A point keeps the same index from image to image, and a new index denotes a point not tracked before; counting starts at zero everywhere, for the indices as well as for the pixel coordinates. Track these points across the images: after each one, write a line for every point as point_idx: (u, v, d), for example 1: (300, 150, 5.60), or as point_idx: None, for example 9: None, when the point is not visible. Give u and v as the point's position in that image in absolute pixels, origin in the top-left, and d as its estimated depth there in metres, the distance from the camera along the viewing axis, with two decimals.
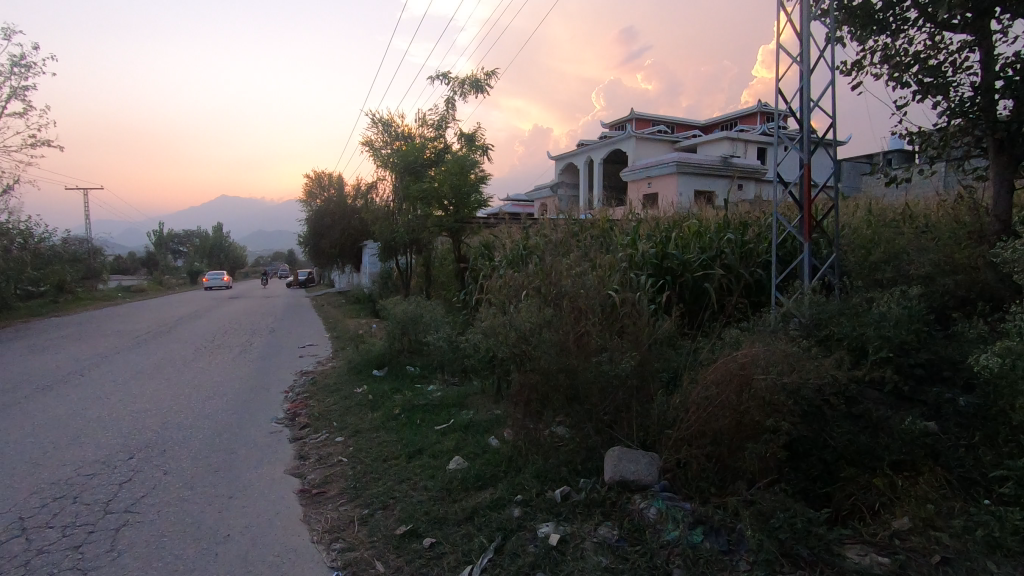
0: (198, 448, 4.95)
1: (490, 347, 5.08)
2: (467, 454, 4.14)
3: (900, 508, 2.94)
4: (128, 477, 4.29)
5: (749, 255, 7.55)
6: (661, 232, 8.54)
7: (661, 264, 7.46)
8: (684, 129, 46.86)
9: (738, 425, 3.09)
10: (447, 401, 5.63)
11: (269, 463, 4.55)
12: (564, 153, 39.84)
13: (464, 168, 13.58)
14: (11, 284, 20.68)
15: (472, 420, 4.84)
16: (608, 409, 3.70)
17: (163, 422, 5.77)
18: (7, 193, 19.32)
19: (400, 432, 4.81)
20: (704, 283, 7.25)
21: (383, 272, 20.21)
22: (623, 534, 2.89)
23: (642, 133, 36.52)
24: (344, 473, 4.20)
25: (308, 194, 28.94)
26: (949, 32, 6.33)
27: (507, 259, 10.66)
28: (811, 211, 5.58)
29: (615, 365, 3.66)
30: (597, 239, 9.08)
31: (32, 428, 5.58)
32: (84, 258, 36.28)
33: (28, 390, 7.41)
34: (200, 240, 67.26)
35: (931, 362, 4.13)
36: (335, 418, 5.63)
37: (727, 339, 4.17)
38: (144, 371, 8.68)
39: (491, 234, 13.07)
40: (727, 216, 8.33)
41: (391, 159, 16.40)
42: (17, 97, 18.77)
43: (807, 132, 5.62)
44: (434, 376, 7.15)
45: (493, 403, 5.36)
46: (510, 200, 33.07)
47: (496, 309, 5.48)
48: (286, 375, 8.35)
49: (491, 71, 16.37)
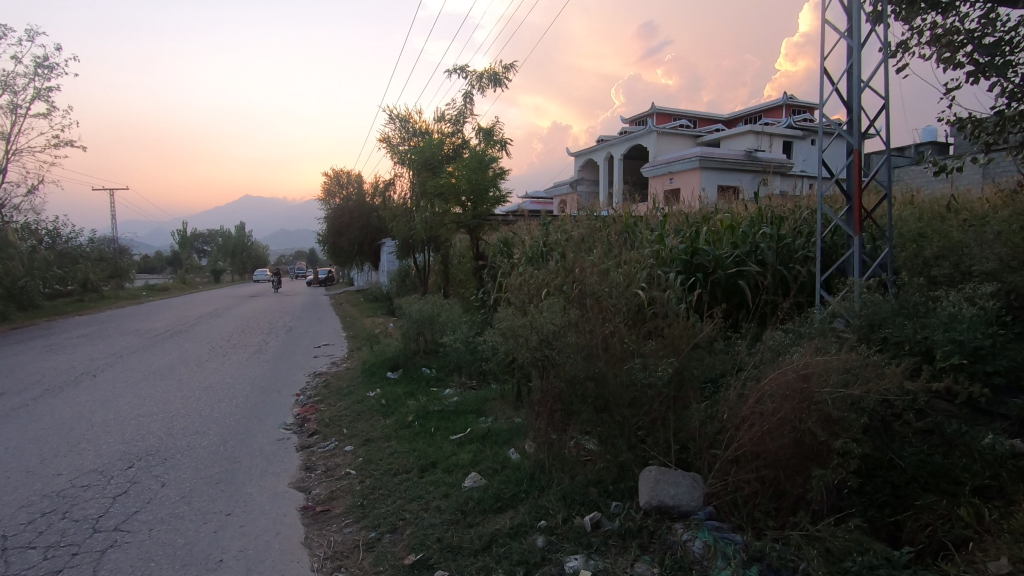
0: (201, 457, 4.67)
1: (510, 349, 4.70)
2: (485, 468, 3.78)
3: (992, 547, 2.50)
4: (123, 489, 4.03)
5: (787, 251, 7.05)
6: (690, 226, 8.07)
7: (691, 261, 7.02)
8: (707, 123, 45.91)
9: (800, 447, 2.65)
10: (464, 407, 5.27)
11: (272, 475, 4.25)
12: (584, 149, 39.31)
13: (482, 164, 13.27)
14: (37, 283, 21.05)
15: (490, 429, 4.48)
16: (642, 421, 3.30)
17: (168, 428, 5.53)
18: (32, 193, 19.70)
19: (412, 442, 4.47)
20: (738, 280, 6.78)
21: (401, 270, 19.99)
22: (665, 573, 2.49)
23: (663, 128, 35.82)
24: (352, 488, 3.86)
25: (326, 192, 28.92)
26: (1010, 6, 5.76)
27: (527, 256, 10.27)
28: (862, 202, 5.09)
29: (650, 373, 3.25)
30: (621, 234, 8.65)
31: (34, 433, 5.38)
32: (111, 257, 37.06)
33: (37, 392, 7.26)
34: (222, 239, 68.30)
35: (1009, 369, 3.63)
36: (346, 424, 5.31)
37: (776, 343, 3.73)
38: (156, 372, 8.51)
39: (510, 230, 12.71)
40: (762, 210, 7.83)
41: (408, 156, 16.17)
42: (40, 98, 19.12)
43: (858, 114, 5.12)
44: (450, 379, 6.81)
45: (513, 410, 5.00)
46: (529, 197, 32.72)
47: (517, 309, 5.11)
48: (299, 377, 8.09)
49: (510, 64, 16.01)
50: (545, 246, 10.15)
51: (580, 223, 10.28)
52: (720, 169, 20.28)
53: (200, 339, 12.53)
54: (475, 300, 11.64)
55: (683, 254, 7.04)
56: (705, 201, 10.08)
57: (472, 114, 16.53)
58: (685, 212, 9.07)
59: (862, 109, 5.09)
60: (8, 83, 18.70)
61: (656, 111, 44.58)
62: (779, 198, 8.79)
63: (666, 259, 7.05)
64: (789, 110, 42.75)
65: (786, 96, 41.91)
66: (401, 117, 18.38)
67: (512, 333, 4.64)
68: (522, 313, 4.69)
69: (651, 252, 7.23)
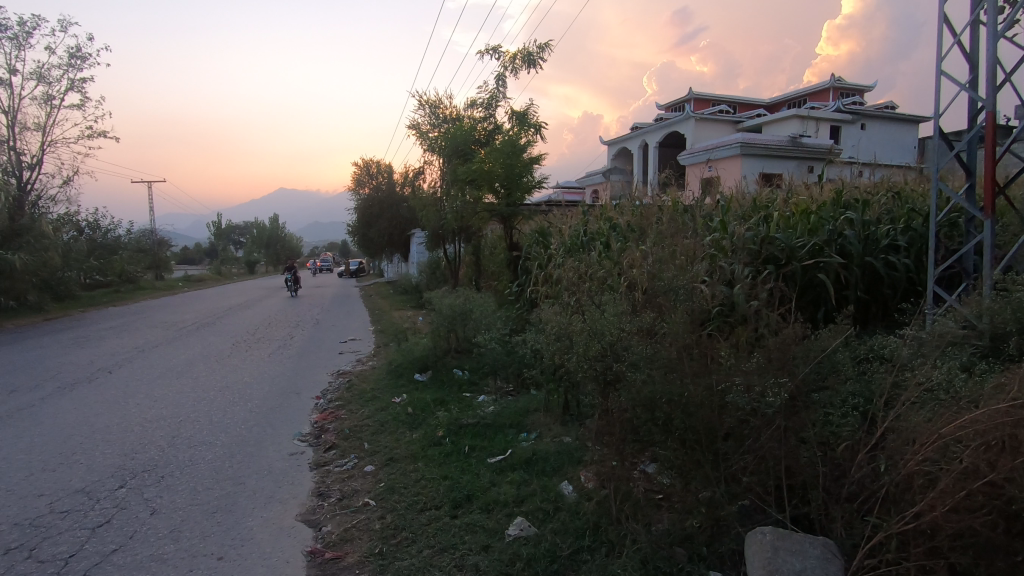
0: (200, 476, 4.06)
1: (559, 355, 3.96)
2: (534, 511, 3.04)
3: None
4: (106, 518, 3.42)
5: (873, 240, 6.11)
6: (755, 213, 7.14)
7: (760, 251, 6.11)
8: (748, 108, 43.93)
9: (1005, 519, 1.85)
10: (503, 420, 4.56)
11: (278, 504, 3.60)
12: (619, 137, 38.09)
13: (516, 148, 12.49)
14: (74, 273, 21.24)
15: (536, 451, 3.76)
16: (745, 462, 2.51)
17: (173, 437, 4.97)
18: (68, 185, 19.84)
19: (444, 467, 3.76)
20: (817, 273, 5.86)
21: (430, 261, 19.39)
22: None
23: (702, 114, 34.37)
24: (369, 527, 3.17)
25: (356, 182, 28.53)
26: None
27: (566, 247, 9.47)
28: (994, 178, 4.12)
29: (758, 398, 2.45)
30: (673, 221, 7.76)
31: (28, 440, 4.86)
32: (149, 248, 37.75)
33: (48, 390, 6.84)
34: (257, 231, 69.30)
35: None
36: (368, 437, 4.66)
37: (911, 356, 2.89)
38: (174, 369, 8.05)
39: (546, 219, 11.91)
40: (838, 194, 6.86)
41: (438, 142, 15.50)
42: (75, 89, 19.19)
43: (993, 67, 4.13)
44: (485, 384, 6.12)
45: (561, 427, 4.26)
46: (561, 187, 31.82)
47: (565, 308, 4.36)
48: (322, 377, 7.49)
49: (545, 43, 15.14)
50: (585, 236, 9.33)
51: (625, 212, 9.44)
52: (765, 156, 19.14)
53: (226, 332, 12.15)
54: (510, 294, 10.93)
55: (751, 242, 6.12)
56: (763, 185, 9.07)
57: (505, 98, 15.74)
58: (743, 196, 8.10)
59: (995, 62, 4.12)
60: (43, 74, 18.84)
61: (693, 97, 42.94)
62: (852, 181, 7.78)
63: (730, 249, 6.15)
64: (836, 94, 40.54)
65: (832, 79, 39.81)
66: (431, 103, 17.74)
67: (563, 336, 3.89)
68: (574, 311, 3.94)
69: (712, 241, 6.34)
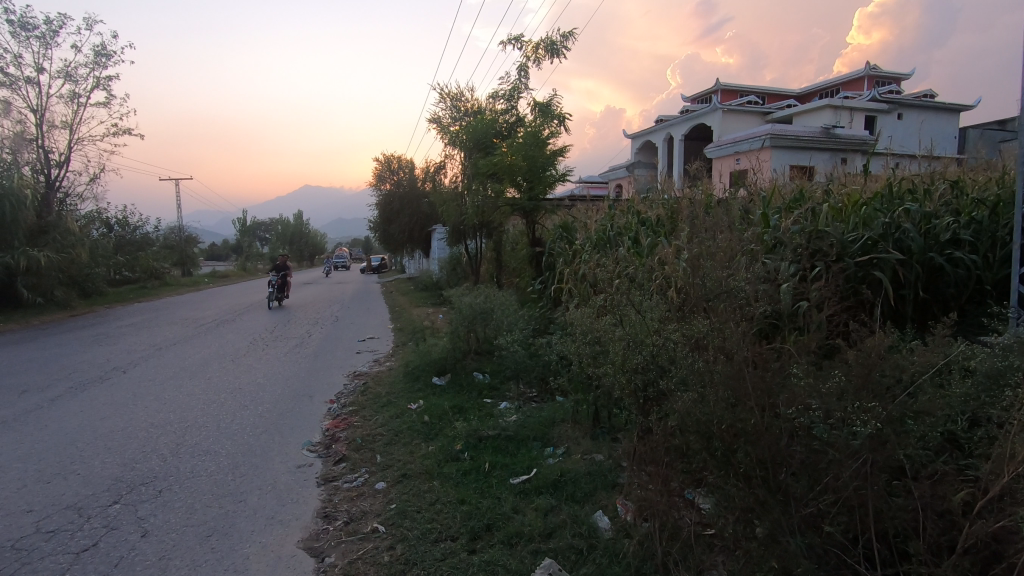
0: (201, 491, 3.77)
1: (592, 364, 3.56)
2: (562, 550, 2.65)
3: None
4: (93, 540, 3.13)
5: (933, 233, 5.54)
6: (798, 205, 6.60)
7: (808, 246, 5.58)
8: (777, 99, 42.65)
9: None
10: (527, 431, 4.17)
11: (279, 526, 3.27)
12: (643, 130, 37.27)
13: (539, 140, 12.04)
14: (101, 270, 21.47)
15: (565, 472, 3.37)
16: (824, 504, 2.08)
17: (176, 444, 4.70)
18: (94, 182, 20.04)
19: (461, 488, 3.37)
20: (872, 270, 5.32)
21: (451, 257, 19.08)
22: None
23: (730, 105, 33.39)
24: (377, 559, 2.81)
25: (377, 178, 28.36)
26: None
27: (592, 243, 9.03)
28: None
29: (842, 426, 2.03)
30: (707, 214, 7.25)
31: (27, 448, 4.63)
32: (175, 245, 38.27)
33: (59, 391, 6.67)
34: (281, 227, 70.02)
35: None
36: (381, 449, 4.32)
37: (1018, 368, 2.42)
38: (188, 369, 7.85)
39: (570, 214, 11.47)
40: (890, 184, 6.29)
41: (459, 135, 15.15)
42: (100, 87, 19.33)
43: None
44: (507, 389, 5.76)
45: (591, 442, 3.87)
46: (582, 182, 31.21)
47: (596, 311, 3.96)
48: (337, 378, 7.19)
49: (568, 32, 14.65)
50: (612, 231, 8.86)
51: (655, 205, 8.93)
52: (797, 147, 18.36)
53: (245, 329, 12.01)
54: (533, 291, 10.52)
55: (794, 237, 5.61)
56: (804, 174, 8.46)
57: (527, 89, 15.29)
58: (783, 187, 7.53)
59: None
60: (70, 73, 19.04)
61: (720, 88, 41.83)
62: (904, 170, 7.17)
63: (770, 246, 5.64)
64: (871, 83, 39.03)
65: (866, 67, 38.33)
66: (452, 97, 17.41)
67: (597, 345, 3.48)
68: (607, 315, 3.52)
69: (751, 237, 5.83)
